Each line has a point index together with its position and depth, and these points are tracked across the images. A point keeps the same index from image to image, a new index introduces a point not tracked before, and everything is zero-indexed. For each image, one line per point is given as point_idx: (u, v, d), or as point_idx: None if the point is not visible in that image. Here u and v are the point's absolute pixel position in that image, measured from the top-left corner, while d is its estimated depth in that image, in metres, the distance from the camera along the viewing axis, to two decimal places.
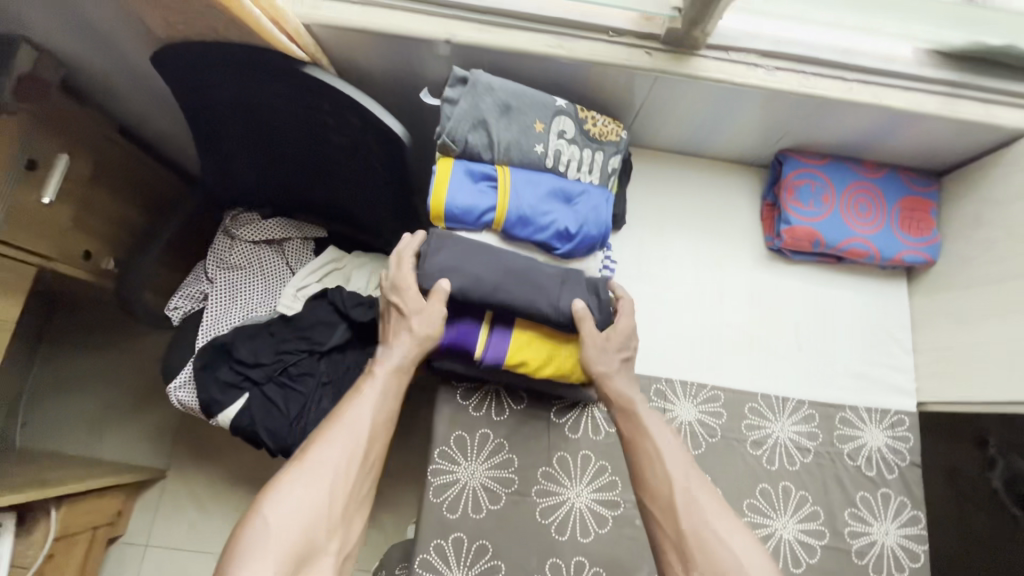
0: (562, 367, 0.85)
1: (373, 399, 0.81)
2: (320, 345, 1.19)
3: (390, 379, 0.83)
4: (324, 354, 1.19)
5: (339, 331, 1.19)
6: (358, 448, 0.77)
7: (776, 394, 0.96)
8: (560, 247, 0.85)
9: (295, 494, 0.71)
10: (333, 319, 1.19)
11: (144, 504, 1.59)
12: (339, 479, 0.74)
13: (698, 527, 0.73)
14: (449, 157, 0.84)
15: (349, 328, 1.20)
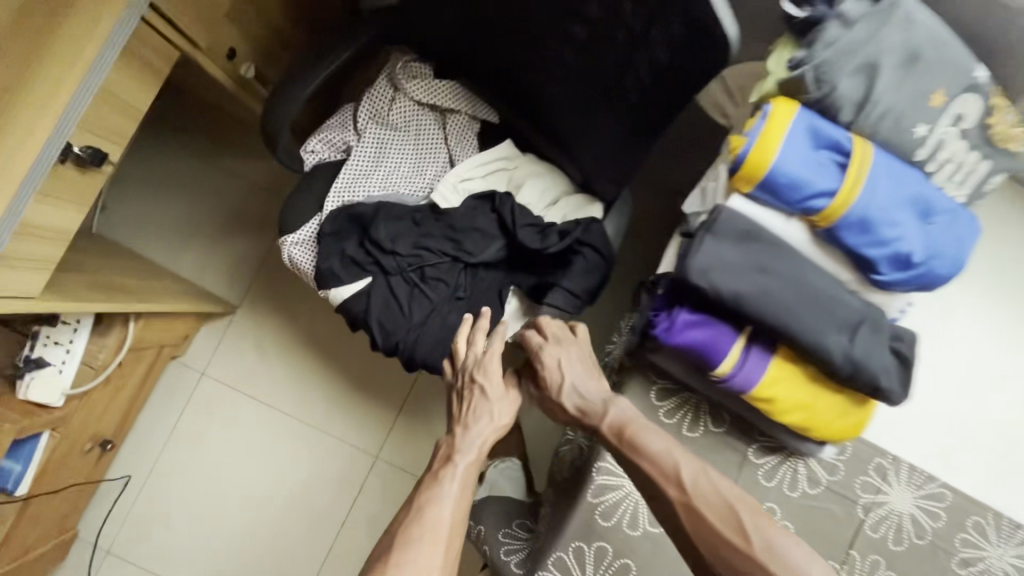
0: (811, 421, 0.66)
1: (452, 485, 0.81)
2: (468, 255, 0.99)
3: (467, 459, 0.83)
4: (467, 267, 1.01)
5: (494, 247, 0.99)
6: (442, 544, 0.76)
7: (1009, 517, 0.78)
8: (884, 274, 0.61)
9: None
10: (492, 232, 0.99)
11: (208, 332, 1.51)
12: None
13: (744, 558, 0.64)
14: (793, 101, 0.59)
15: (507, 247, 1.00)
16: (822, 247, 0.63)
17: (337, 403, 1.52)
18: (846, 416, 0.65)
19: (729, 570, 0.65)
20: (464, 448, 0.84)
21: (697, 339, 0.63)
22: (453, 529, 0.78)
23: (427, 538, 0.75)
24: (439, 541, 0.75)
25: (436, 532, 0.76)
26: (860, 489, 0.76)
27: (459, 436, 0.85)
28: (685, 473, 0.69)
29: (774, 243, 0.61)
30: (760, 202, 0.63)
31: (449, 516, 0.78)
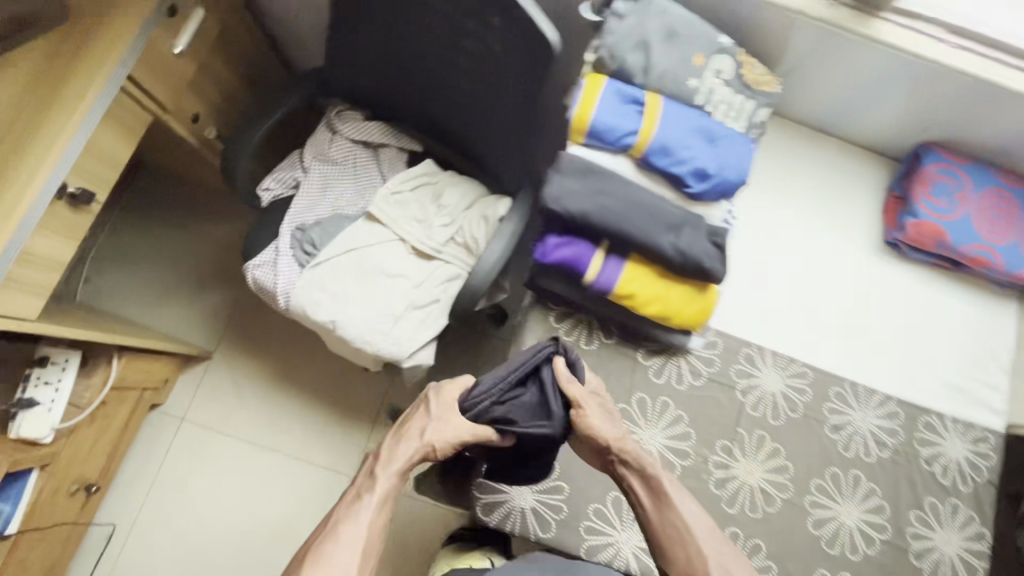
0: (667, 309, 0.83)
1: (368, 505, 0.77)
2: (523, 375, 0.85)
3: (383, 487, 0.79)
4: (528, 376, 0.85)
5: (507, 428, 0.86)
6: (358, 556, 0.73)
7: (863, 384, 0.95)
8: (693, 186, 0.82)
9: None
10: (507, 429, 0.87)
11: (187, 380, 1.62)
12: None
13: None
14: (602, 75, 0.82)
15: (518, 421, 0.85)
16: (645, 174, 0.83)
17: (314, 431, 1.62)
18: (694, 303, 0.84)
19: None
20: (383, 472, 0.81)
21: (564, 255, 0.82)
22: (372, 539, 0.75)
23: (342, 543, 0.73)
24: (354, 553, 0.72)
25: (355, 540, 0.74)
26: (736, 375, 0.92)
27: (388, 456, 0.82)
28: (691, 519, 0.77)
29: (606, 173, 0.81)
30: (593, 149, 0.84)
31: (369, 526, 0.76)
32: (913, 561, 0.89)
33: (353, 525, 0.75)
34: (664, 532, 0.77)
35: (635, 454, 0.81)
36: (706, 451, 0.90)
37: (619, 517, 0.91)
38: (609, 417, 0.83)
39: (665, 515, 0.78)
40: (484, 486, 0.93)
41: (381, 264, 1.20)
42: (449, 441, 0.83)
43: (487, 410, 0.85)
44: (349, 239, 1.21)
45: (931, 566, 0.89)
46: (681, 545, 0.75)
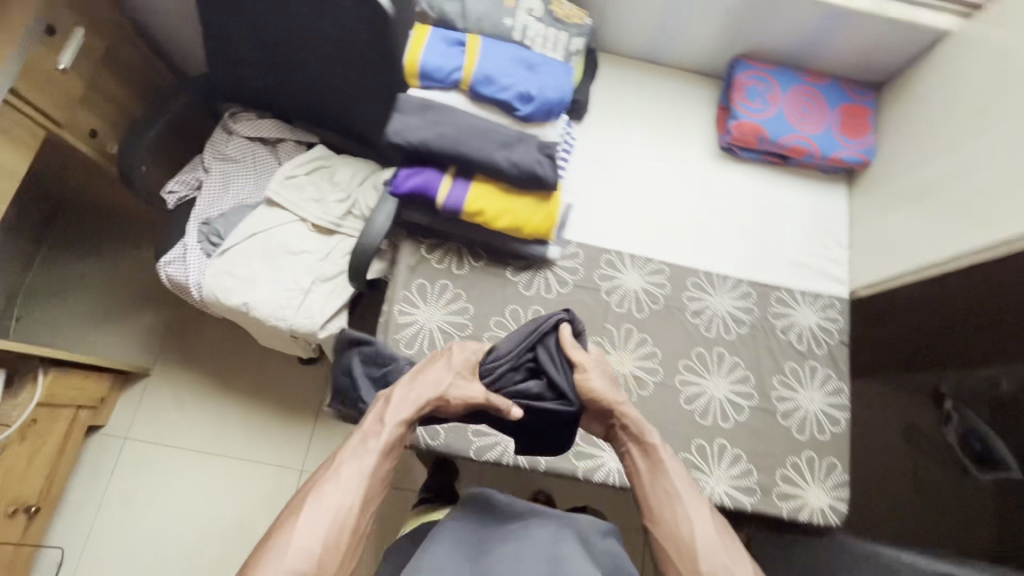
0: (516, 221, 0.93)
1: (373, 447, 0.75)
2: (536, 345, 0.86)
3: (387, 429, 0.77)
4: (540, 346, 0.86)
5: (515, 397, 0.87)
6: (359, 497, 0.72)
7: (716, 272, 1.05)
8: (521, 109, 0.92)
9: (283, 564, 0.66)
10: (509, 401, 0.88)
11: (126, 400, 1.65)
12: (331, 544, 0.68)
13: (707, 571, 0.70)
14: (428, 25, 0.94)
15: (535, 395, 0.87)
16: (479, 104, 0.94)
17: (258, 430, 1.65)
18: (540, 212, 0.93)
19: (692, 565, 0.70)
20: (391, 415, 0.78)
21: (415, 182, 0.91)
22: (372, 489, 0.74)
23: (342, 481, 0.72)
24: (356, 497, 0.72)
25: (359, 482, 0.73)
26: (599, 278, 1.01)
27: (393, 405, 0.79)
28: (678, 482, 0.77)
29: (441, 107, 0.91)
30: (430, 89, 0.94)
31: (372, 469, 0.74)
32: (781, 421, 0.97)
33: (354, 468, 0.73)
34: (656, 496, 0.76)
35: (634, 423, 0.82)
36: None
37: None
38: (614, 384, 0.85)
39: (658, 475, 0.78)
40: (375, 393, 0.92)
41: (284, 243, 1.28)
42: (464, 395, 0.81)
43: (505, 375, 0.85)
44: (251, 225, 1.29)
45: (797, 423, 0.97)
46: (669, 507, 0.74)
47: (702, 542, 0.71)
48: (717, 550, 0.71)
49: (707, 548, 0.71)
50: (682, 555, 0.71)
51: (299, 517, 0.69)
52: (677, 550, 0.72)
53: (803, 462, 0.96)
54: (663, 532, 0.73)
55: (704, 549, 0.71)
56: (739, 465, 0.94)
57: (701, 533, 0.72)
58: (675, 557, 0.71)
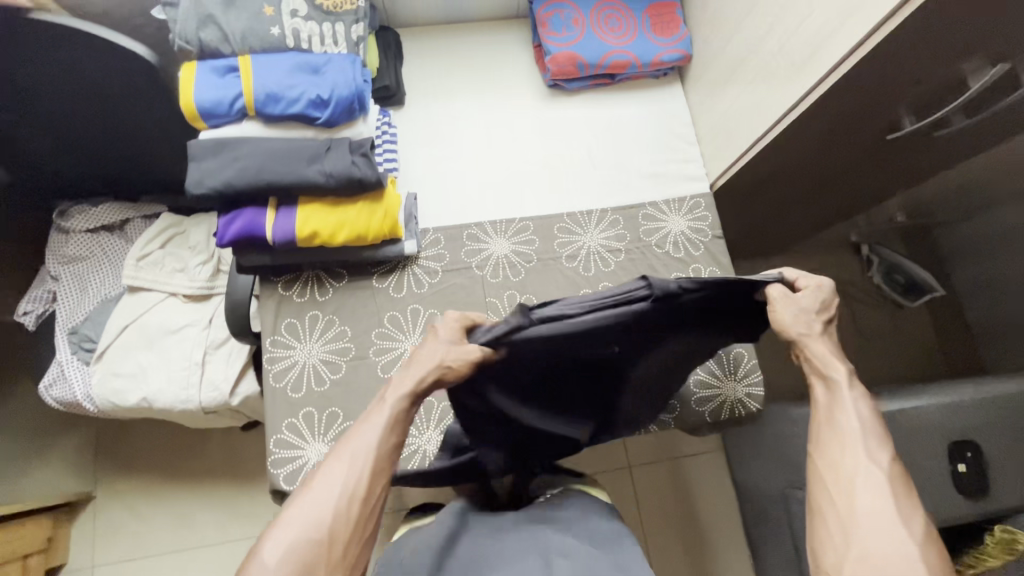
0: (357, 230, 0.89)
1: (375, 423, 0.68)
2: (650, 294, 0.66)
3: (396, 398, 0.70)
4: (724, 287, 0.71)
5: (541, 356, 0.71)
6: (361, 476, 0.65)
7: (580, 210, 1.03)
8: (320, 116, 0.88)
9: (289, 540, 0.59)
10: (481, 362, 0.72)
11: (80, 529, 1.57)
12: (342, 513, 0.62)
13: (868, 497, 0.62)
14: (193, 61, 0.87)
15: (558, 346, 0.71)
16: (277, 125, 0.89)
17: (226, 509, 1.60)
18: (377, 213, 0.90)
19: (849, 488, 0.63)
20: (396, 386, 0.71)
21: (237, 227, 0.86)
22: (385, 461, 0.67)
23: (346, 459, 0.65)
24: (358, 477, 0.64)
25: (360, 457, 0.65)
26: (467, 256, 0.99)
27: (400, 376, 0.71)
28: (856, 414, 0.69)
29: (237, 141, 0.86)
30: (222, 126, 0.88)
31: (376, 446, 0.66)
32: None
33: (355, 443, 0.66)
34: (824, 427, 0.69)
35: (810, 358, 0.75)
36: None
37: (421, 420, 0.92)
38: (809, 324, 0.76)
39: (838, 400, 0.71)
40: (278, 444, 0.88)
41: (161, 324, 1.22)
42: (464, 355, 0.70)
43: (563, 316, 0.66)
44: (119, 319, 1.21)
45: None
46: (842, 437, 0.67)
47: (864, 482, 0.63)
48: (883, 492, 0.62)
49: (869, 480, 0.63)
50: (838, 487, 0.64)
51: (304, 492, 0.63)
52: (835, 482, 0.65)
53: (712, 362, 0.98)
54: (825, 461, 0.66)
55: (877, 495, 0.62)
56: None
57: (865, 482, 0.63)
58: (828, 473, 0.65)
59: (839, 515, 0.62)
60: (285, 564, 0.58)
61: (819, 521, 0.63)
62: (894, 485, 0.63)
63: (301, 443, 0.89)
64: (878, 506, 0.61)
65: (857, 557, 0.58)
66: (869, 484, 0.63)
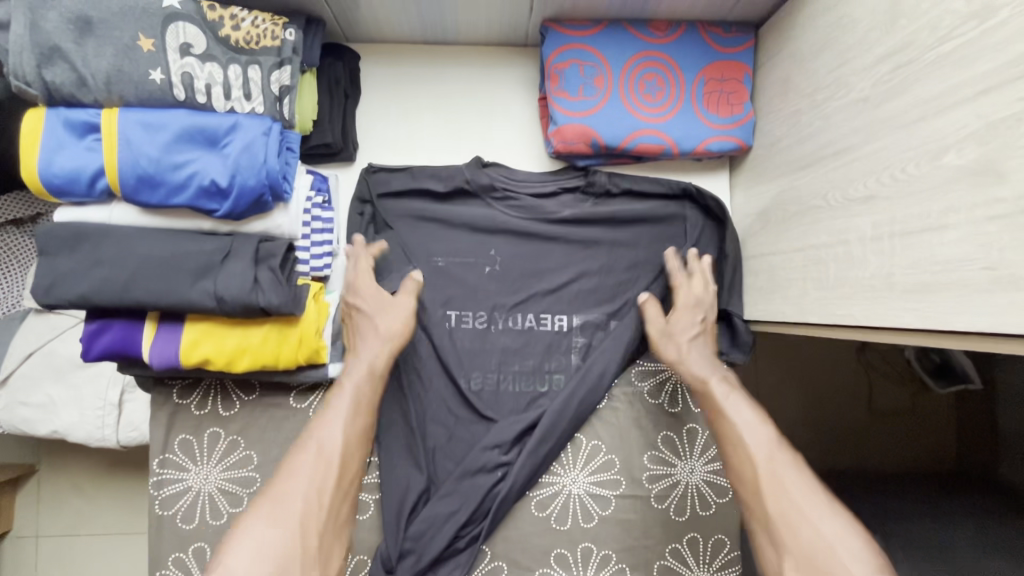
0: (261, 356, 0.69)
1: (337, 412, 0.67)
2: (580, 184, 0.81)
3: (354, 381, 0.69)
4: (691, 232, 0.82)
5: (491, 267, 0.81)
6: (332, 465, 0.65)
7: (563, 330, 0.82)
8: (217, 207, 0.64)
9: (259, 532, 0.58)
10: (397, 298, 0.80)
11: (24, 498, 1.54)
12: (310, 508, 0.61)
13: (791, 508, 0.59)
14: (41, 108, 0.62)
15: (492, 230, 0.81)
16: (160, 210, 0.66)
17: None
18: (289, 339, 0.69)
19: (775, 493, 0.61)
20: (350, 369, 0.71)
21: (105, 343, 0.66)
22: (347, 452, 0.66)
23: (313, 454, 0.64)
24: (328, 469, 0.64)
25: (327, 451, 0.65)
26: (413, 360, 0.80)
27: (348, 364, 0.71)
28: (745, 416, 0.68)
29: (100, 235, 0.63)
30: (86, 203, 0.65)
31: (343, 435, 0.66)
32: (655, 505, 0.81)
33: (321, 439, 0.65)
34: (721, 439, 0.68)
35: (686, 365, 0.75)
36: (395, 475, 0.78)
37: None
38: (680, 335, 0.75)
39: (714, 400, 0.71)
40: None
41: (71, 356, 1.06)
42: (403, 318, 0.73)
43: (510, 193, 0.81)
44: (23, 342, 1.06)
45: (675, 503, 0.81)
46: (731, 448, 0.66)
47: (783, 477, 0.62)
48: (785, 490, 0.61)
49: (771, 480, 0.62)
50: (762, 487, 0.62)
51: (270, 496, 0.62)
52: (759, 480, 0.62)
53: (686, 546, 0.81)
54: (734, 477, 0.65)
55: (789, 485, 0.61)
56: (609, 567, 0.80)
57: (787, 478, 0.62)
58: (743, 490, 0.64)
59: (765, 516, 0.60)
60: (258, 563, 0.56)
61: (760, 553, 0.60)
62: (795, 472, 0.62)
63: None
64: (799, 506, 0.59)
65: (791, 565, 0.57)
66: (785, 485, 0.61)
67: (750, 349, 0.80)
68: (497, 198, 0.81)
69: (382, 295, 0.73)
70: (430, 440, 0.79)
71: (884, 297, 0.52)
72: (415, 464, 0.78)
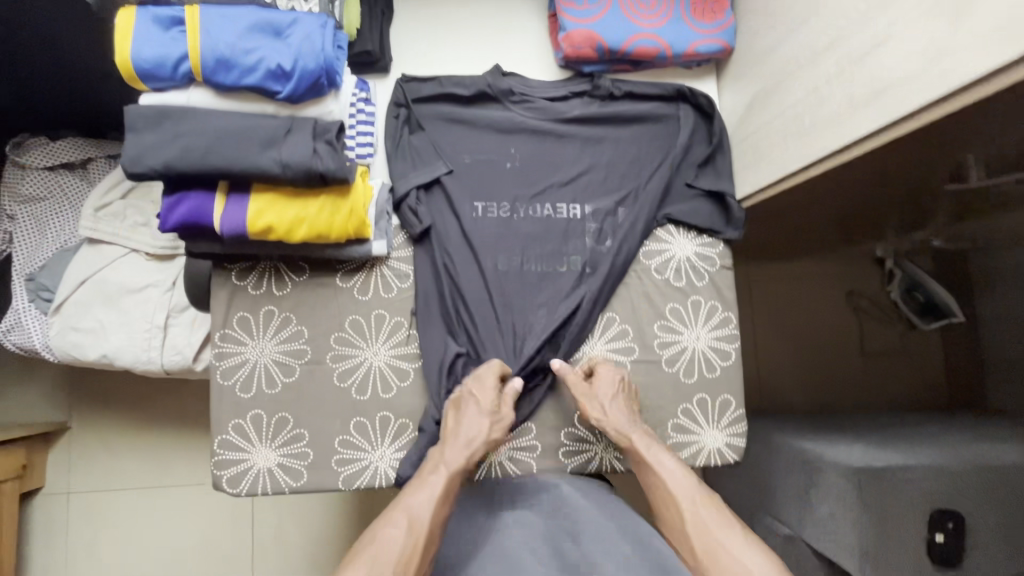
0: (317, 227, 0.79)
1: (430, 488, 0.75)
2: (589, 89, 0.93)
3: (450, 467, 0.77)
4: (690, 124, 0.93)
5: (512, 162, 0.91)
6: (417, 538, 0.71)
7: (579, 216, 0.92)
8: (280, 89, 0.75)
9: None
10: (431, 191, 0.89)
11: (56, 456, 1.58)
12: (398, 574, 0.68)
13: (711, 543, 0.71)
14: (132, 5, 0.73)
15: (512, 129, 0.92)
16: (231, 95, 0.76)
17: (197, 454, 1.60)
18: (341, 209, 0.79)
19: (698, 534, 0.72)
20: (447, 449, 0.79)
21: (181, 213, 0.76)
22: (433, 527, 0.73)
23: (404, 520, 0.72)
24: (412, 542, 0.70)
25: (416, 524, 0.72)
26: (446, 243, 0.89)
27: (448, 450, 0.79)
28: (669, 472, 0.78)
29: (182, 114, 0.74)
30: (166, 89, 0.76)
31: (430, 507, 0.74)
32: (666, 369, 0.90)
33: (410, 508, 0.73)
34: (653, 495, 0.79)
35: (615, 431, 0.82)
36: (433, 343, 0.87)
37: (374, 436, 0.86)
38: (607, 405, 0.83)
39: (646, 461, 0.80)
40: (222, 444, 0.84)
41: (121, 282, 1.14)
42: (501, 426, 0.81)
43: (526, 97, 0.92)
44: (76, 271, 1.14)
45: (684, 366, 0.90)
46: (664, 505, 0.77)
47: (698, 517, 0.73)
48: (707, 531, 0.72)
49: (695, 525, 0.73)
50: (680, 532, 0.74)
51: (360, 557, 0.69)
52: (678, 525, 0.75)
53: (696, 406, 0.90)
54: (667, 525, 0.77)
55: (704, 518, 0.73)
56: None
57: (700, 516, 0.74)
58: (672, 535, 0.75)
59: (690, 552, 0.72)
60: None
61: None
62: (710, 513, 0.73)
63: (249, 446, 0.85)
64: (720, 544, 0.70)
65: None
66: (705, 532, 0.72)
67: (742, 224, 0.92)
68: (514, 101, 0.92)
69: (496, 405, 0.82)
70: (461, 317, 0.88)
71: (856, 117, 0.64)
72: (450, 333, 0.88)
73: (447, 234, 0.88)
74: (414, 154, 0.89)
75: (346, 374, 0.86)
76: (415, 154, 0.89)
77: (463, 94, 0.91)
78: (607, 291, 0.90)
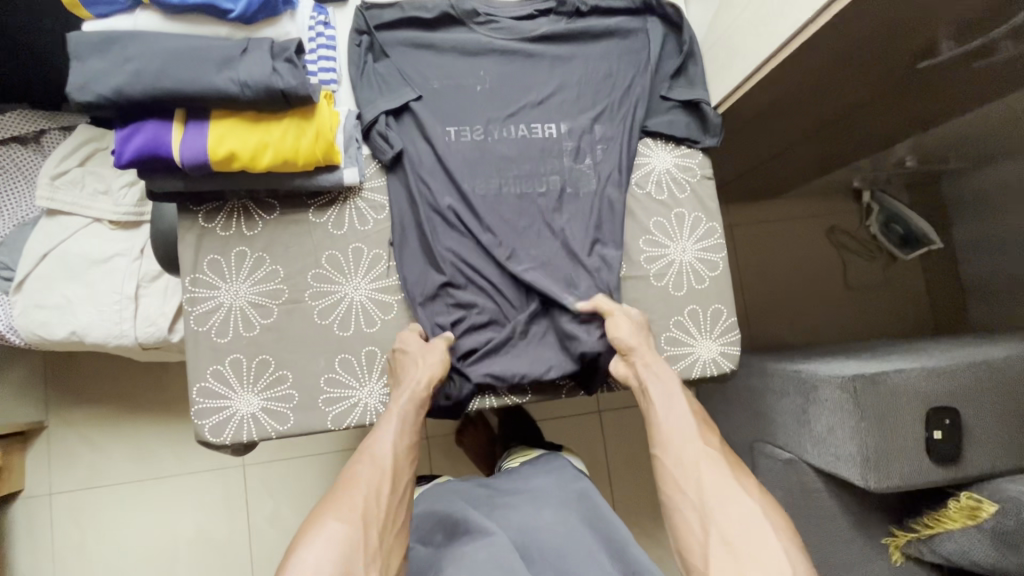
0: (283, 152, 0.75)
1: (387, 427, 0.74)
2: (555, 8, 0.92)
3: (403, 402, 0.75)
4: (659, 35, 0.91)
5: (482, 85, 0.89)
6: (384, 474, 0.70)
7: (555, 134, 0.89)
8: (231, 7, 0.72)
9: (334, 529, 0.65)
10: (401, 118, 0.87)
11: (34, 456, 1.51)
12: (371, 507, 0.68)
13: (719, 482, 0.70)
14: None
15: (479, 51, 0.89)
16: (180, 18, 0.73)
17: (183, 443, 1.54)
18: (306, 133, 0.75)
19: (702, 471, 0.71)
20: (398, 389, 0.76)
21: (136, 143, 0.72)
22: (399, 461, 0.72)
23: (368, 462, 0.71)
24: (378, 480, 0.70)
25: (380, 462, 0.71)
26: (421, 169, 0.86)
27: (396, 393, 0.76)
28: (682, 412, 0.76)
29: (130, 37, 0.70)
30: (112, 15, 0.73)
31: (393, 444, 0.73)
32: (655, 284, 0.89)
33: (372, 453, 0.72)
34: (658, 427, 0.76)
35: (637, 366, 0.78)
36: (414, 273, 0.85)
37: (361, 371, 0.83)
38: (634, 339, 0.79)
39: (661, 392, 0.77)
40: (202, 393, 0.80)
41: (85, 253, 1.09)
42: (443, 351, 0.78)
43: (491, 19, 0.90)
44: (36, 244, 1.09)
45: (673, 280, 0.89)
46: (676, 441, 0.74)
47: (709, 464, 0.72)
48: (719, 473, 0.71)
49: (707, 463, 0.73)
50: (682, 484, 0.72)
51: (330, 503, 0.68)
52: (682, 476, 0.72)
53: (687, 318, 0.89)
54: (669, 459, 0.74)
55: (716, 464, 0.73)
56: None
57: (708, 475, 0.71)
58: (674, 469, 0.73)
59: (693, 490, 0.71)
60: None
61: (680, 517, 0.71)
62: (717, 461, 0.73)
63: (231, 392, 0.81)
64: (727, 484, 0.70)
65: (718, 534, 0.67)
66: (715, 474, 0.71)
67: (719, 131, 0.91)
68: (479, 23, 0.90)
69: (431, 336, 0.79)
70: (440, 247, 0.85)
71: None
72: (433, 265, 0.85)
73: (421, 161, 0.86)
74: (382, 82, 0.86)
75: (326, 310, 0.84)
76: (383, 81, 0.86)
77: (426, 18, 0.89)
78: (590, 207, 0.88)
